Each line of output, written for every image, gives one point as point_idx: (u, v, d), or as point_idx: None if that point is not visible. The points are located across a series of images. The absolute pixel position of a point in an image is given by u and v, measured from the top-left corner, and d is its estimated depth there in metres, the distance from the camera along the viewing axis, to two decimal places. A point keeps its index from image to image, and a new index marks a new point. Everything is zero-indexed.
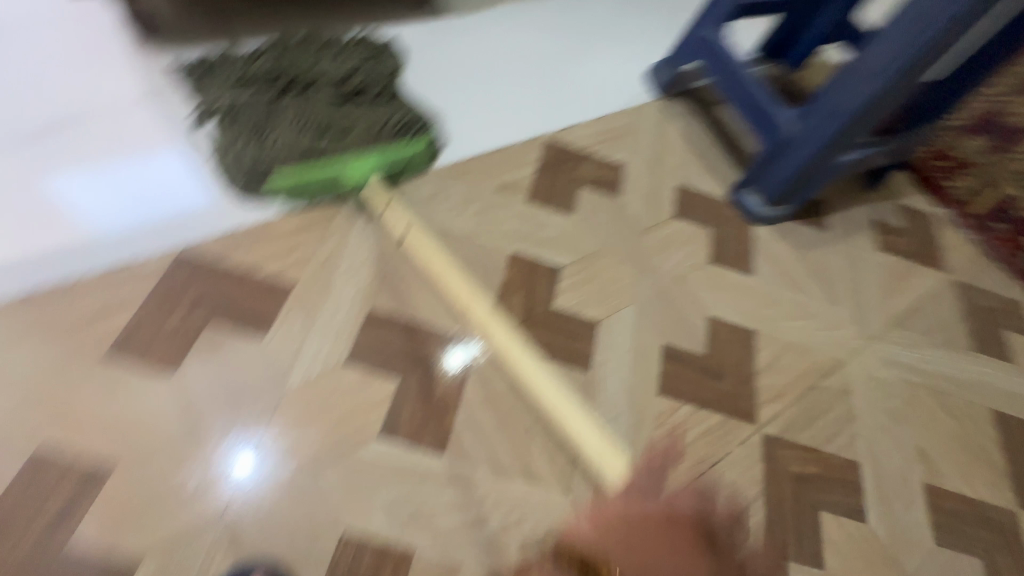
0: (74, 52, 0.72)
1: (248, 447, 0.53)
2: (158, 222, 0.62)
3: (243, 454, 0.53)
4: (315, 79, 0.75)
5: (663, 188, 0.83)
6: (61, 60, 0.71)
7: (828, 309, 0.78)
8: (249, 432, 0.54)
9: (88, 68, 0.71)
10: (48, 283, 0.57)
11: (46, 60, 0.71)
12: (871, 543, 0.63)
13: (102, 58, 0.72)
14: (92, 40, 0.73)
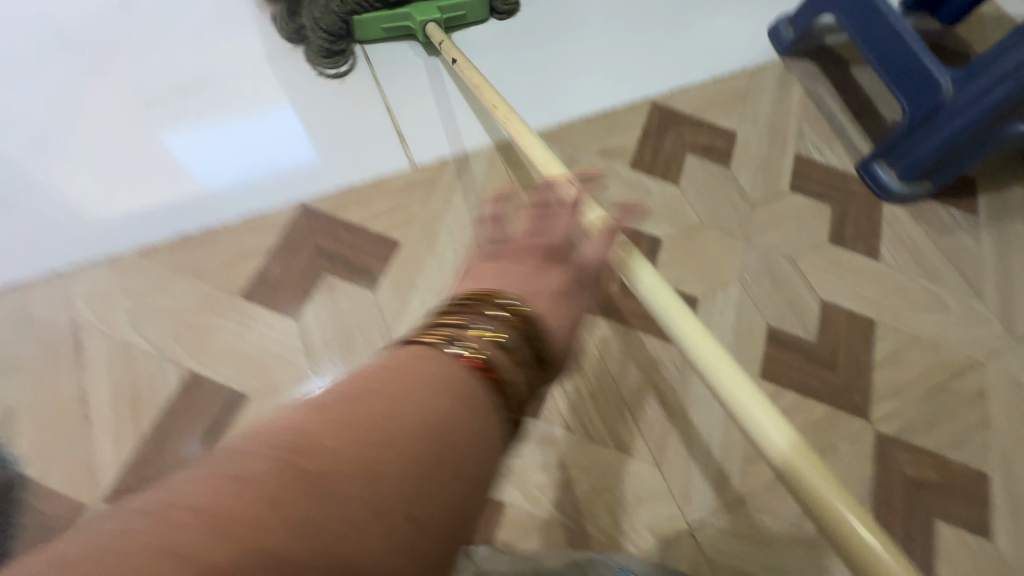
0: (204, 19, 0.77)
1: None
2: (279, 178, 0.67)
3: None
4: None
5: (780, 158, 0.76)
6: (195, 27, 0.76)
7: (967, 302, 0.69)
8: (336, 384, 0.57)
9: (217, 34, 0.76)
10: (191, 230, 0.63)
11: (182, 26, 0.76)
12: (996, 562, 0.57)
13: (228, 23, 0.77)
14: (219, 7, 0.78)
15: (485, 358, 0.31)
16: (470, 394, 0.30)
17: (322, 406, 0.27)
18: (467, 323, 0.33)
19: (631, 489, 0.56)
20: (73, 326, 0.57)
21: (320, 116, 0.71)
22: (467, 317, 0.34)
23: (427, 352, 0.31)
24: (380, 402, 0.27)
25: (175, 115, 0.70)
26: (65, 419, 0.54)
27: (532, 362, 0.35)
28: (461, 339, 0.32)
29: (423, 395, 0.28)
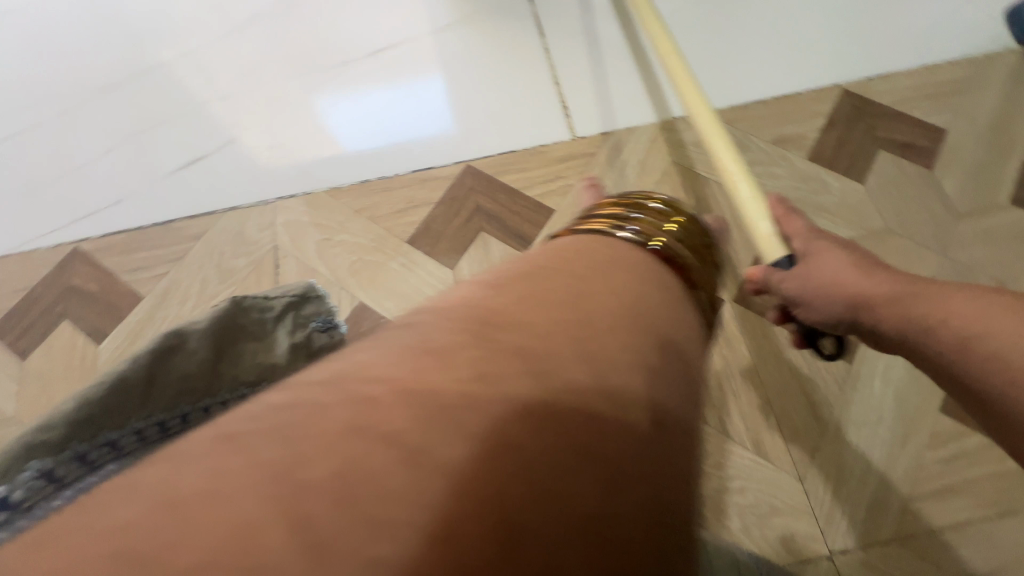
0: None
1: None
2: (444, 139, 0.71)
3: None
4: None
5: (1001, 165, 0.65)
6: None
7: None
8: None
9: None
10: (366, 179, 0.70)
11: None
12: None
13: None
14: None
15: (664, 244, 0.34)
16: (650, 283, 0.32)
17: (508, 291, 0.29)
18: (636, 212, 0.36)
19: (770, 500, 0.53)
20: (274, 249, 0.67)
21: (489, 80, 0.74)
22: (632, 209, 0.36)
23: (596, 245, 0.34)
24: (569, 287, 0.29)
25: (361, 70, 0.76)
26: None
27: (710, 256, 0.37)
28: (630, 227, 0.35)
29: (608, 283, 0.30)
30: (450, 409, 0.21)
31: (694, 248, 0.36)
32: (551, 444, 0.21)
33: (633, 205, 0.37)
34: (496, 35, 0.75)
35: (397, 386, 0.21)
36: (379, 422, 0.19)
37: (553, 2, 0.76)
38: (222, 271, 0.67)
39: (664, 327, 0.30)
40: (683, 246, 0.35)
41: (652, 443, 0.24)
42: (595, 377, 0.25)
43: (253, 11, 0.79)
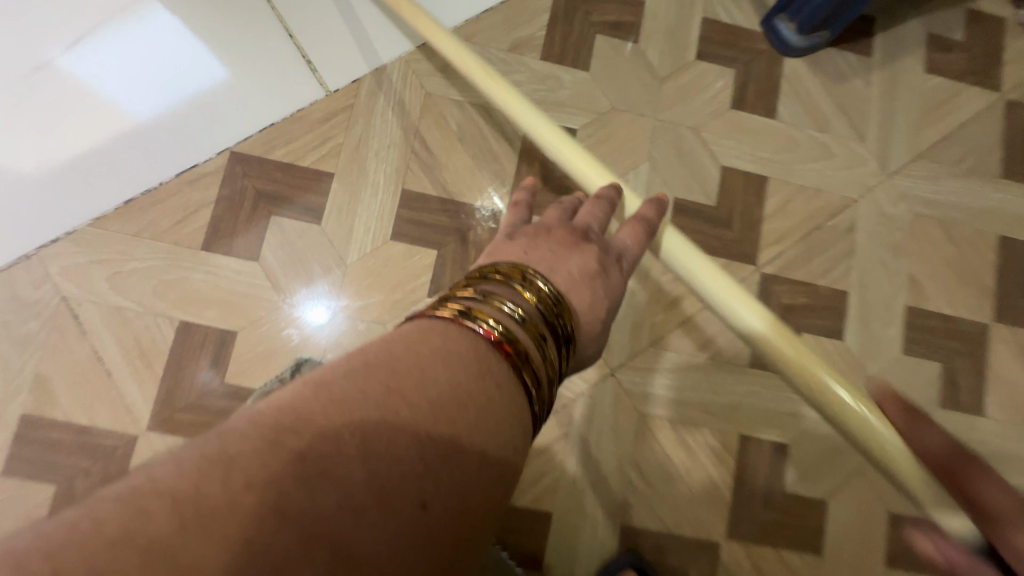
0: None
1: (318, 305, 0.67)
2: (186, 102, 0.69)
3: (315, 309, 0.67)
4: None
5: (687, 24, 0.78)
6: None
7: (849, 146, 0.78)
8: (314, 292, 0.67)
9: None
10: (123, 177, 0.67)
11: None
12: (844, 356, 0.73)
13: None
14: None
15: (510, 333, 0.31)
16: (488, 368, 0.29)
17: (326, 388, 0.25)
18: (481, 297, 0.33)
19: None
20: (63, 299, 0.64)
21: (220, 41, 0.70)
22: (480, 297, 0.33)
23: (442, 331, 0.30)
24: (398, 385, 0.26)
25: (73, 64, 0.68)
26: (87, 377, 0.63)
27: (559, 340, 0.34)
28: (479, 309, 0.31)
29: (440, 368, 0.27)
30: (206, 538, 0.19)
31: (542, 336, 0.33)
32: (308, 562, 0.21)
33: (486, 293, 0.33)
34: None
35: (165, 502, 0.20)
36: (108, 559, 0.18)
37: None
38: (16, 340, 0.63)
39: (493, 412, 0.28)
40: (529, 335, 0.32)
41: (432, 547, 0.24)
42: (380, 489, 0.23)
43: None
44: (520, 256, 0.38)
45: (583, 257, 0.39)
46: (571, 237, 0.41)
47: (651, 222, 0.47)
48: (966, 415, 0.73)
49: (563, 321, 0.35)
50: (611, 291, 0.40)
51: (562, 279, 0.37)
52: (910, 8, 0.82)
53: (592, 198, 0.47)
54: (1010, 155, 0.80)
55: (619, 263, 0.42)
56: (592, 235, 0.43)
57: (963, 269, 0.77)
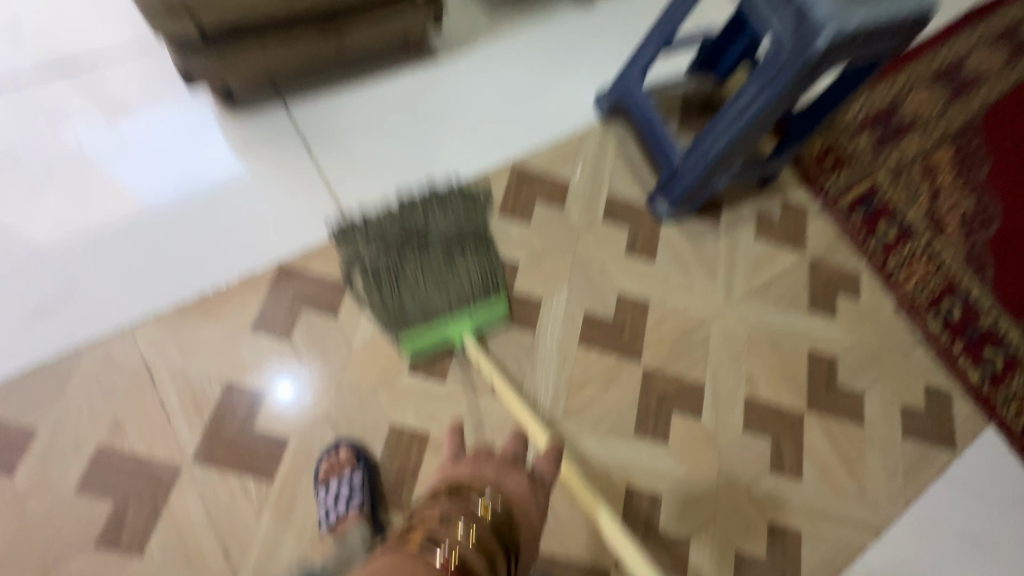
0: (146, 99, 1.06)
1: (281, 385, 0.92)
2: (234, 204, 1.01)
3: (280, 388, 0.92)
4: (428, 236, 1.02)
5: (598, 197, 1.17)
6: (143, 107, 1.05)
7: (705, 283, 1.14)
8: (279, 375, 0.92)
9: (158, 109, 1.06)
10: (187, 258, 0.96)
11: (131, 108, 1.05)
12: (701, 429, 1.03)
13: (164, 98, 1.07)
14: (157, 88, 1.07)
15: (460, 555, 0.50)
16: None
17: None
18: (443, 526, 0.52)
19: (505, 418, 0.97)
20: (143, 361, 0.89)
21: (279, 189, 1.04)
22: (444, 526, 0.52)
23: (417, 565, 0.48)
24: None
25: (176, 201, 1.00)
26: (153, 421, 0.86)
27: (503, 553, 0.54)
28: (439, 542, 0.50)
29: None
30: None
31: (490, 551, 0.52)
32: None
33: (446, 524, 0.53)
34: (248, 124, 1.08)
35: None
36: None
37: (313, 124, 1.10)
38: (104, 390, 0.87)
39: None
40: (478, 554, 0.51)
41: None
42: None
43: (45, 163, 0.99)
44: (470, 473, 0.61)
45: (519, 475, 0.63)
46: (506, 461, 0.64)
47: (559, 452, 0.69)
48: (788, 477, 1.03)
49: (507, 534, 0.56)
50: (537, 500, 0.63)
51: (505, 495, 0.60)
52: (746, 194, 1.24)
53: (512, 436, 0.68)
54: (813, 294, 1.19)
55: (543, 485, 0.65)
56: (520, 463, 0.65)
57: (784, 372, 1.10)
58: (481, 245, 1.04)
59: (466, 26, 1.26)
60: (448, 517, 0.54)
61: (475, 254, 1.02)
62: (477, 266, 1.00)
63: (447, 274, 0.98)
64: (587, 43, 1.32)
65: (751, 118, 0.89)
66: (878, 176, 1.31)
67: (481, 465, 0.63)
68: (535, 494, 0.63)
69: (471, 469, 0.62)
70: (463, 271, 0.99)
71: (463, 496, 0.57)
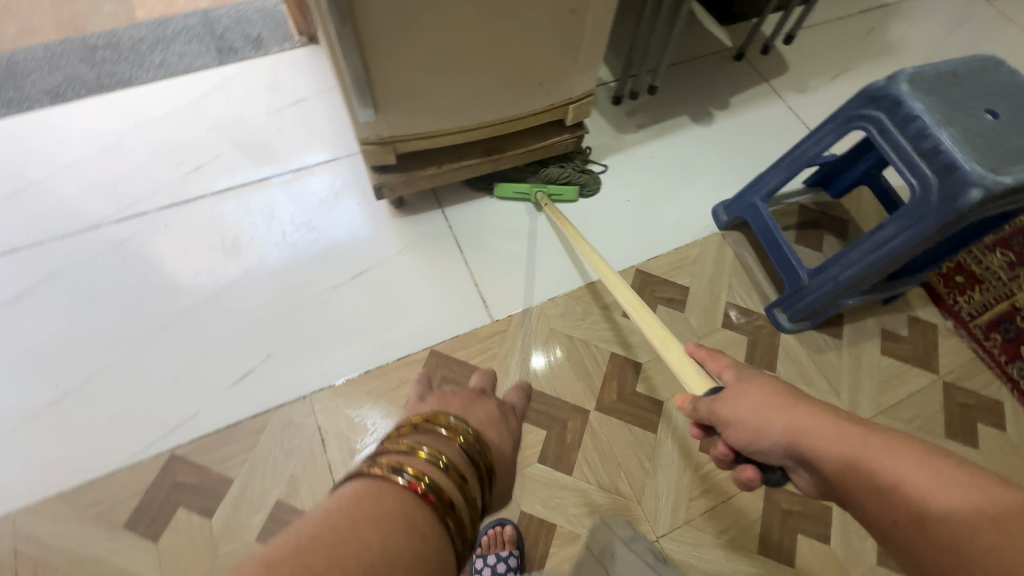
0: (332, 201, 1.29)
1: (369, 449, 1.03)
2: (398, 294, 1.19)
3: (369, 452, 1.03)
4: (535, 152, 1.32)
5: (717, 304, 1.23)
6: (330, 208, 1.28)
7: (829, 398, 1.14)
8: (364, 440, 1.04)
9: (342, 210, 1.28)
10: (359, 340, 1.13)
11: (321, 208, 1.28)
12: (831, 556, 1.00)
13: (346, 200, 1.29)
14: (342, 192, 1.30)
15: (431, 481, 0.44)
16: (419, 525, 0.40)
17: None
18: (409, 450, 0.46)
19: (627, 517, 1.00)
20: (318, 428, 1.04)
21: (435, 283, 1.21)
22: (408, 450, 0.47)
23: (388, 494, 0.41)
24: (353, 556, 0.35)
25: (353, 290, 1.19)
26: (321, 482, 1.00)
27: (480, 474, 0.50)
28: (403, 469, 0.43)
29: (392, 538, 0.38)
30: None
31: (464, 473, 0.48)
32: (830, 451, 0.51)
33: (404, 450, 0.47)
34: (411, 225, 1.27)
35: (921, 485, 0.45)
36: None
37: (464, 226, 1.28)
38: (285, 450, 1.02)
39: (424, 561, 0.39)
40: (450, 476, 0.46)
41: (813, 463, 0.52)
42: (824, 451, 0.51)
43: (255, 249, 1.22)
44: (438, 407, 0.58)
45: (486, 404, 0.61)
46: (474, 395, 0.62)
47: (525, 388, 0.72)
48: None
49: (481, 455, 0.51)
50: (513, 433, 0.61)
51: (477, 423, 0.57)
52: (870, 309, 1.24)
53: (480, 371, 0.70)
54: (952, 421, 1.13)
55: (513, 414, 0.64)
56: (488, 395, 0.64)
57: None
58: (578, 169, 1.32)
59: (595, 142, 1.43)
60: (414, 442, 0.48)
61: (567, 168, 1.30)
62: (564, 173, 1.30)
63: (536, 172, 1.30)
64: (704, 157, 1.44)
65: (889, 253, 0.93)
66: (1020, 297, 1.25)
67: (447, 399, 0.59)
68: (505, 422, 0.61)
69: (438, 404, 0.59)
70: (556, 175, 1.30)
71: (420, 416, 0.52)
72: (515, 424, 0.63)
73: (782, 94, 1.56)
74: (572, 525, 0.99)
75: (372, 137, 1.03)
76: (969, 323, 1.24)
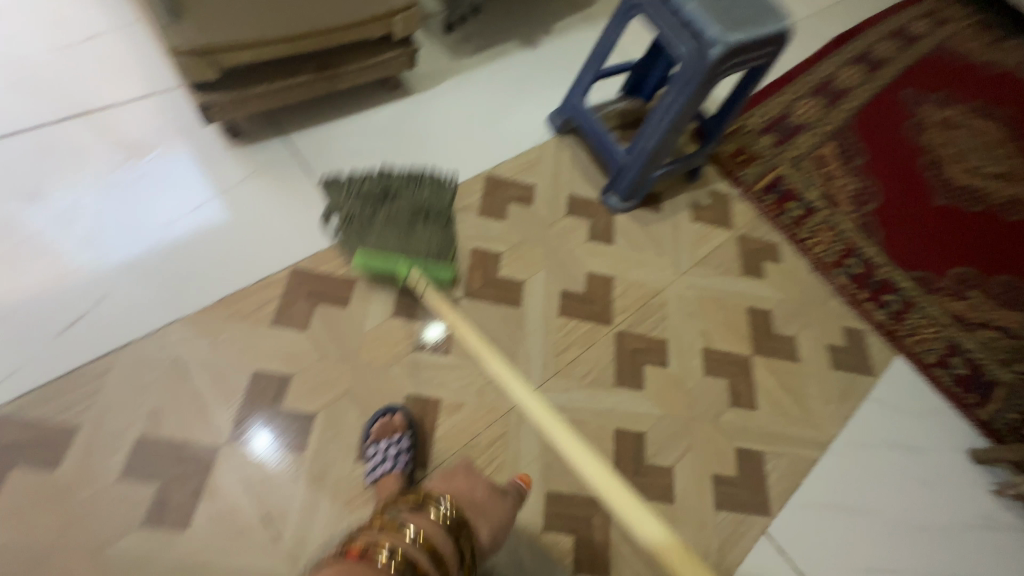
0: (157, 136, 1.19)
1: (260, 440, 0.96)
2: (248, 221, 1.15)
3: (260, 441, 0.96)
4: (396, 214, 1.16)
5: (560, 196, 1.38)
6: (154, 143, 1.18)
7: (657, 259, 1.36)
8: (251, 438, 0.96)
9: (169, 144, 1.19)
10: (210, 269, 1.08)
11: (143, 145, 1.17)
12: (670, 376, 1.21)
13: (172, 134, 1.20)
14: (166, 126, 1.21)
15: (399, 550, 0.61)
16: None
17: None
18: (397, 526, 0.64)
19: (504, 379, 1.11)
20: (175, 359, 0.98)
21: (287, 207, 1.19)
22: (397, 527, 0.64)
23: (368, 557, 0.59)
24: None
25: (193, 222, 1.12)
26: (188, 409, 0.95)
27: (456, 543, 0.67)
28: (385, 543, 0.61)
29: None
30: None
31: (440, 549, 0.64)
32: None
33: (391, 527, 0.64)
34: (251, 153, 1.23)
35: None
36: None
37: (310, 149, 1.27)
38: (138, 386, 0.95)
39: None
40: (423, 545, 0.63)
41: None
42: None
43: (65, 193, 1.09)
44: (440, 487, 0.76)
45: (478, 486, 0.78)
46: (471, 475, 0.80)
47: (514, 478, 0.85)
48: (746, 409, 1.22)
49: (460, 532, 0.68)
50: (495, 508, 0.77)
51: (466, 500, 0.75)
52: (679, 187, 1.49)
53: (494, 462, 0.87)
54: (746, 262, 1.43)
55: (504, 493, 0.81)
56: (483, 477, 0.81)
57: (731, 325, 1.32)
58: (445, 221, 1.20)
59: (433, 66, 1.50)
60: (400, 520, 0.66)
61: (436, 222, 1.18)
62: (435, 240, 1.15)
63: (402, 240, 1.12)
64: (534, 74, 1.58)
65: (673, 118, 1.14)
66: (781, 167, 1.61)
67: (451, 479, 0.78)
68: (487, 498, 0.78)
69: (444, 483, 0.78)
70: (422, 239, 1.14)
71: (416, 498, 0.70)
72: (499, 501, 0.79)
73: (595, 19, 1.76)
74: (455, 394, 1.07)
75: (185, 48, 0.98)
76: (749, 188, 1.55)
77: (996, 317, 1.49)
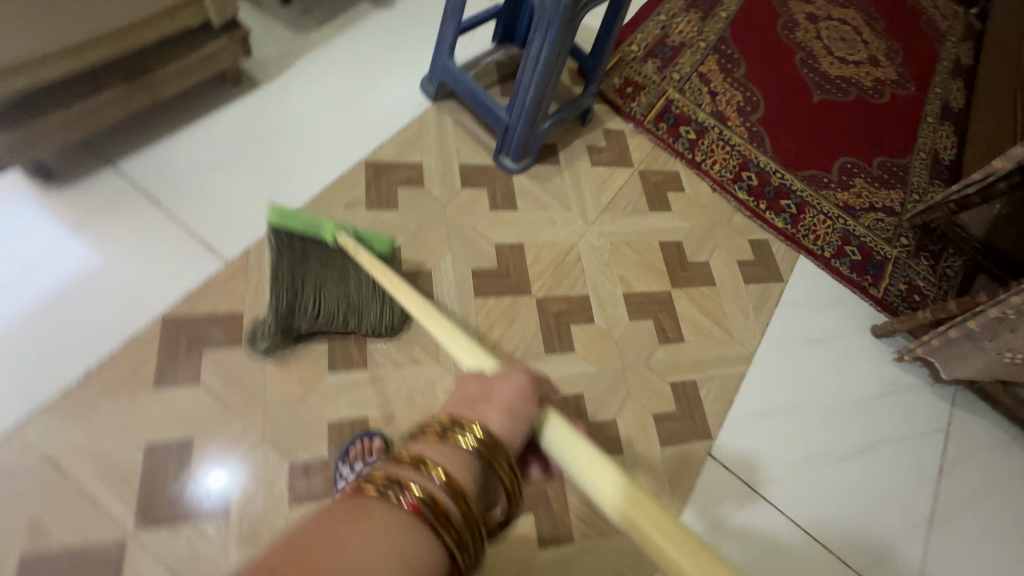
0: None
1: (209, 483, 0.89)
2: (92, 277, 0.98)
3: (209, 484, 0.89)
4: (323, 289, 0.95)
5: (451, 169, 1.29)
6: None
7: (564, 213, 1.32)
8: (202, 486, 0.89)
9: None
10: (59, 344, 0.92)
11: None
12: (598, 330, 1.21)
13: None
14: None
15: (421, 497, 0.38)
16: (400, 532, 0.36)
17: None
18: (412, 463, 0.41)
19: (431, 378, 1.06)
20: (45, 459, 0.85)
21: (137, 250, 1.02)
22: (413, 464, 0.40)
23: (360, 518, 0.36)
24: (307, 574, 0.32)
25: (23, 293, 0.95)
26: (78, 508, 0.83)
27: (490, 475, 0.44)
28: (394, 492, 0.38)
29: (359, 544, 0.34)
30: None
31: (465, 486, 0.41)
32: None
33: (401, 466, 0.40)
34: (76, 197, 1.04)
35: None
36: None
37: (150, 177, 1.09)
38: (7, 500, 0.82)
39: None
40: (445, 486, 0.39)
41: None
42: None
43: None
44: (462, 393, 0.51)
45: (505, 389, 0.50)
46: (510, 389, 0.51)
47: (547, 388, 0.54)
48: (673, 342, 1.25)
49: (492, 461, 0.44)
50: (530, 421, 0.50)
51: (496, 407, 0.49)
52: (572, 133, 1.44)
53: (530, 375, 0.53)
54: (650, 197, 1.42)
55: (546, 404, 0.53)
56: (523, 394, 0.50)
57: (646, 264, 1.33)
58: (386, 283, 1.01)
59: (277, 49, 1.31)
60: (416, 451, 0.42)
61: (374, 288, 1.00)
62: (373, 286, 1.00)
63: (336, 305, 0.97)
64: (396, 37, 1.43)
65: (547, 64, 1.07)
66: (669, 92, 1.59)
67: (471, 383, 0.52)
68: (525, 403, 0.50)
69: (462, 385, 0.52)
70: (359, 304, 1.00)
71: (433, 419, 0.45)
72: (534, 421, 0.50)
73: None
74: (382, 406, 1.01)
75: None
76: (641, 120, 1.52)
77: (879, 200, 1.60)
